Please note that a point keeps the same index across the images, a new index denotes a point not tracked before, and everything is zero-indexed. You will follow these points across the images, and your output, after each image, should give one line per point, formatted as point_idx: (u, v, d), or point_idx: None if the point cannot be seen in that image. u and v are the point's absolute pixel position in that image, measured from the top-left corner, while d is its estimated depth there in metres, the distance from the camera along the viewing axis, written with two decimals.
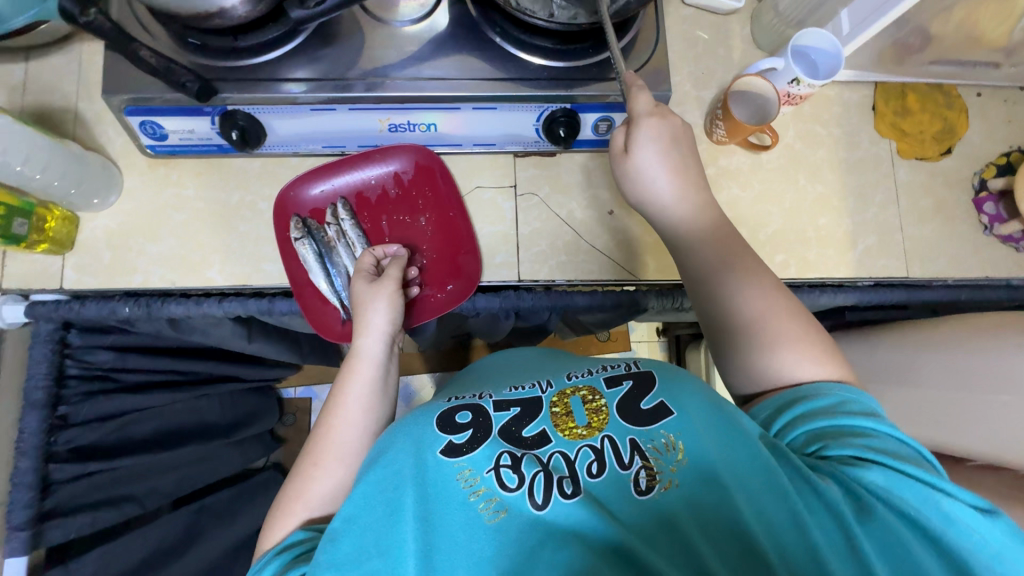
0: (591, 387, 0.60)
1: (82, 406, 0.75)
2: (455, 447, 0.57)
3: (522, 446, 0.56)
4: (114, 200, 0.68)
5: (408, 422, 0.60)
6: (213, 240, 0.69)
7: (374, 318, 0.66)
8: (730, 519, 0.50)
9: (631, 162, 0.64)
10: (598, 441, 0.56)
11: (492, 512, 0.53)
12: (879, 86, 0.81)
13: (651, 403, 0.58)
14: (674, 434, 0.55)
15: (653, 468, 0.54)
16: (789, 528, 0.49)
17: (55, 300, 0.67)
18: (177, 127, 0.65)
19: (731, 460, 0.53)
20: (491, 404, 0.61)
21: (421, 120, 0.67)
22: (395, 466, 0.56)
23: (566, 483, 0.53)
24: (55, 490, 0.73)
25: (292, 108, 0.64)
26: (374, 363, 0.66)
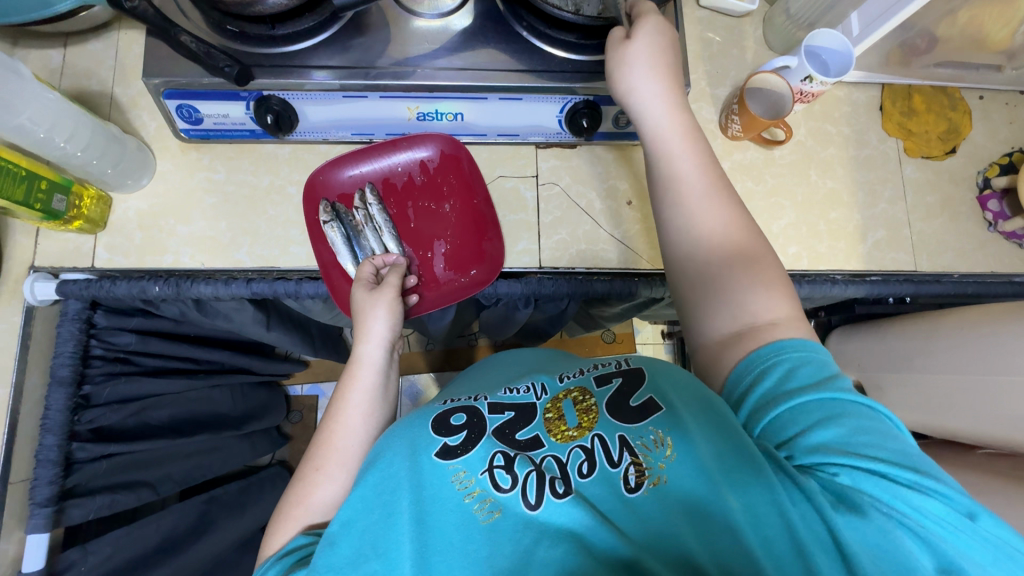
0: (582, 388, 0.63)
1: (104, 387, 0.76)
2: (450, 449, 0.58)
3: (516, 446, 0.58)
4: (145, 183, 0.70)
5: (405, 425, 0.61)
6: (242, 223, 0.70)
7: (375, 326, 0.66)
8: (718, 515, 0.51)
9: (630, 49, 0.62)
10: (588, 441, 0.57)
11: (486, 512, 0.54)
12: (887, 87, 0.84)
13: (639, 401, 0.60)
14: (663, 430, 0.56)
15: (643, 464, 0.55)
16: (771, 520, 0.49)
17: (85, 278, 0.68)
18: (213, 111, 0.66)
19: (715, 451, 0.53)
20: (486, 406, 0.62)
21: (448, 110, 0.70)
22: (391, 468, 0.57)
23: (557, 483, 0.55)
24: (77, 469, 0.73)
25: (326, 95, 0.66)
26: (375, 369, 0.66)
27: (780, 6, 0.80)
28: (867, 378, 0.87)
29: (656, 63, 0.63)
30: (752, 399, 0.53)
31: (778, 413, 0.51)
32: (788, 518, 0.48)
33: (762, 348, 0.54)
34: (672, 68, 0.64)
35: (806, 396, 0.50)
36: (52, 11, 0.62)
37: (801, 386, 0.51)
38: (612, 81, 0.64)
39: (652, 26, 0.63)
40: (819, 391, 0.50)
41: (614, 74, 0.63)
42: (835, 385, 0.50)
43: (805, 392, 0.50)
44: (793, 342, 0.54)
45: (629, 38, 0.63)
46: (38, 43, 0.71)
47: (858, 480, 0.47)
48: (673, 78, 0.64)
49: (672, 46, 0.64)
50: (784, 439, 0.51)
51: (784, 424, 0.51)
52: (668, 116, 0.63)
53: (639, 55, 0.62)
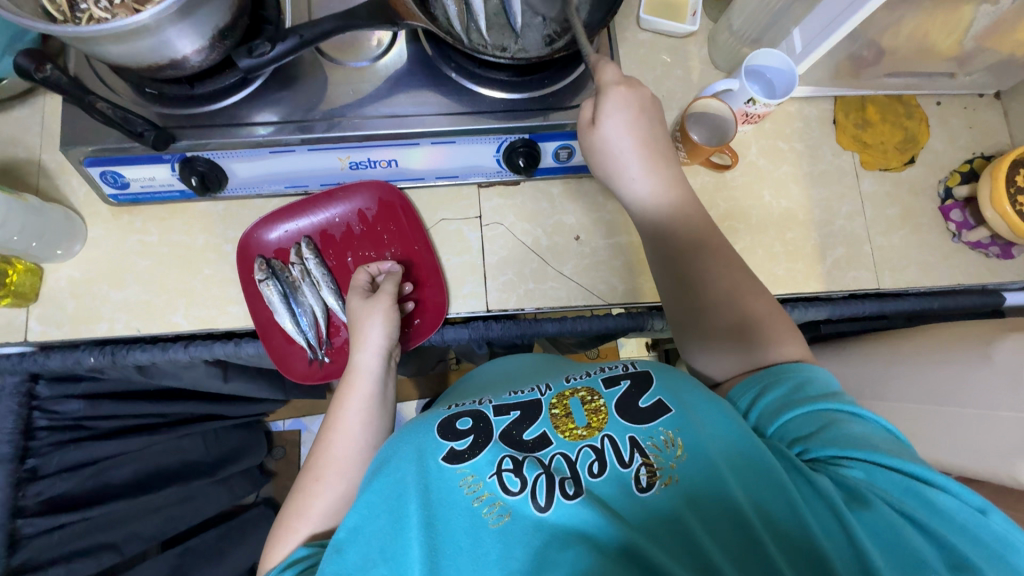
0: (590, 388, 0.59)
1: (52, 456, 0.74)
2: (456, 453, 0.55)
3: (524, 449, 0.55)
4: (77, 250, 0.68)
5: (413, 428, 0.59)
6: (178, 284, 0.69)
7: (371, 333, 0.67)
8: (727, 511, 0.49)
9: (598, 135, 0.62)
10: (598, 441, 0.54)
11: (495, 516, 0.51)
12: (838, 100, 0.82)
13: (649, 402, 0.56)
14: (673, 430, 0.53)
15: (654, 465, 0.52)
16: (781, 514, 0.48)
17: (20, 352, 0.67)
18: (137, 175, 0.65)
19: (725, 449, 0.52)
20: (491, 409, 0.59)
21: (380, 157, 0.68)
22: (400, 472, 0.55)
23: (568, 484, 0.52)
24: (24, 545, 0.71)
25: (252, 151, 0.64)
26: (371, 379, 0.66)
27: (723, 23, 0.78)
28: None
29: (624, 145, 0.63)
30: (767, 403, 0.56)
31: (787, 419, 0.54)
32: (802, 514, 0.48)
33: (776, 371, 0.57)
34: (649, 139, 0.63)
35: (818, 403, 0.53)
36: None
37: (808, 389, 0.54)
38: (594, 163, 0.65)
39: (617, 114, 0.61)
40: (820, 395, 0.54)
41: (594, 160, 0.65)
42: (837, 395, 0.54)
43: (817, 400, 0.53)
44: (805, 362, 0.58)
45: (596, 123, 0.62)
46: None
47: (866, 479, 0.48)
48: (652, 148, 0.64)
49: (642, 113, 0.62)
50: (795, 441, 0.52)
51: (796, 426, 0.53)
52: (664, 191, 0.65)
53: (618, 143, 0.63)
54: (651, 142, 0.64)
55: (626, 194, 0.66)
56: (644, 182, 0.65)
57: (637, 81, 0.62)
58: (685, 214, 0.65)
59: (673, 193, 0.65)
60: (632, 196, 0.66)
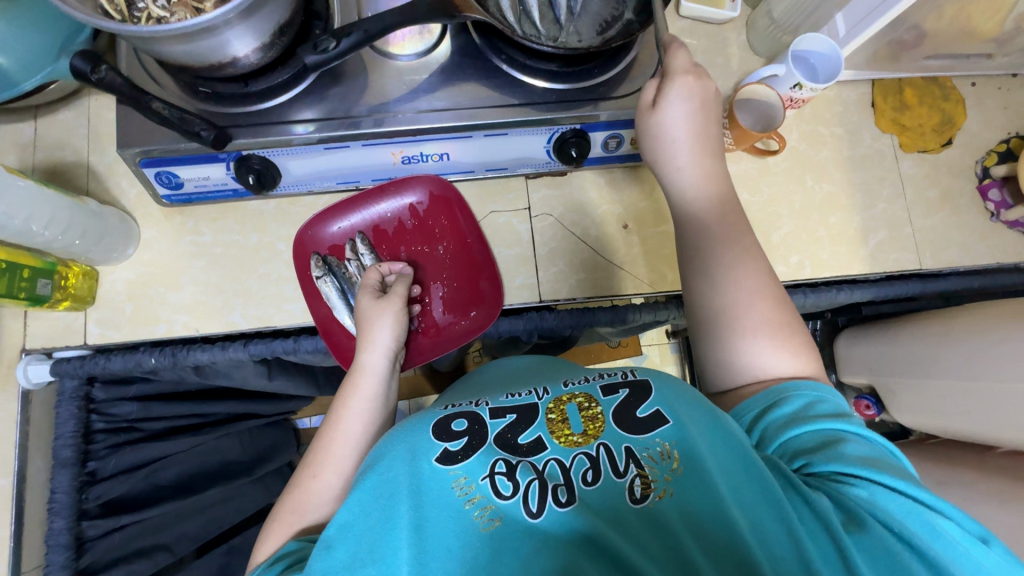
0: (587, 394, 0.55)
1: (109, 460, 0.75)
2: (450, 454, 0.52)
3: (519, 454, 0.51)
4: (132, 252, 0.68)
5: (404, 428, 0.55)
6: (233, 284, 0.69)
7: (381, 334, 0.64)
8: (724, 528, 0.46)
9: (656, 119, 0.61)
10: (593, 450, 0.51)
11: (486, 520, 0.48)
12: (876, 84, 0.83)
13: (647, 411, 0.53)
14: (670, 442, 0.50)
15: (649, 477, 0.49)
16: (778, 536, 0.46)
17: (79, 356, 0.67)
18: (193, 175, 0.64)
19: (724, 465, 0.49)
20: (486, 412, 0.55)
21: (433, 151, 0.68)
22: (389, 473, 0.51)
23: (560, 491, 0.49)
24: (89, 548, 0.73)
25: (306, 148, 0.64)
26: (376, 379, 0.63)
27: (762, 9, 0.78)
28: (880, 382, 0.86)
29: (683, 133, 0.62)
30: (771, 420, 0.53)
31: (792, 435, 0.51)
32: (801, 538, 0.45)
33: (784, 386, 0.54)
34: (702, 133, 0.63)
35: (825, 422, 0.51)
36: (18, 90, 0.60)
37: (812, 410, 0.52)
38: (645, 147, 0.64)
39: (682, 99, 0.61)
40: (826, 415, 0.51)
41: (646, 144, 0.64)
42: (845, 414, 0.52)
43: (825, 418, 0.51)
44: (810, 379, 0.55)
45: (657, 105, 0.61)
46: (7, 118, 0.69)
47: (868, 502, 0.46)
48: (708, 140, 0.63)
49: (703, 108, 0.62)
50: (796, 458, 0.50)
51: (801, 445, 0.51)
52: (704, 184, 0.64)
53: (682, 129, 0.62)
54: (704, 135, 0.63)
55: (669, 180, 0.65)
56: (689, 171, 0.63)
57: (706, 72, 0.62)
58: (725, 206, 0.64)
59: (714, 186, 0.64)
60: (676, 183, 0.65)
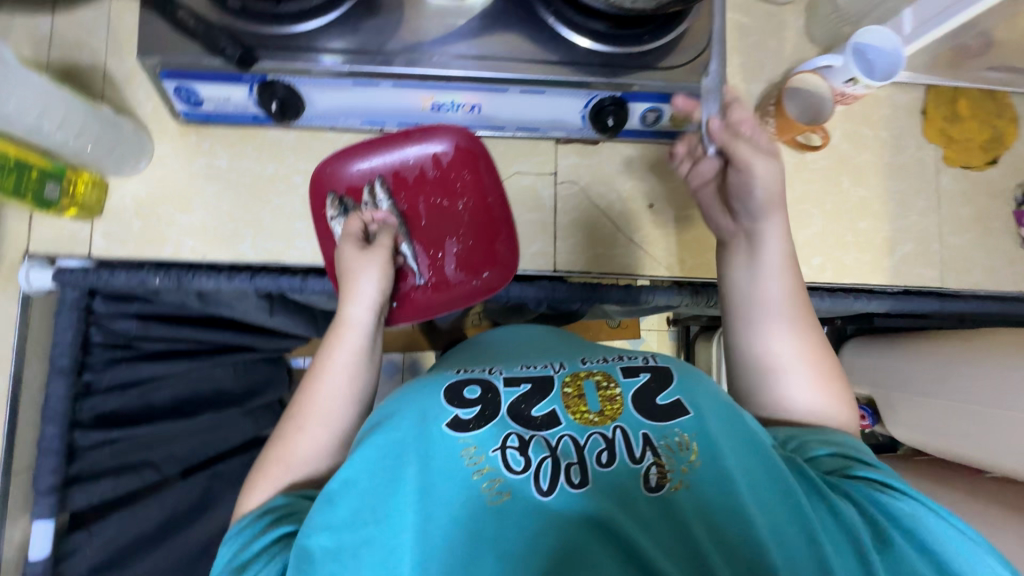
0: (607, 373, 0.55)
1: (106, 373, 0.75)
2: (462, 422, 0.52)
3: (533, 426, 0.51)
4: (143, 168, 0.66)
5: (417, 392, 0.55)
6: (245, 213, 0.67)
7: (364, 287, 0.61)
8: (738, 523, 0.45)
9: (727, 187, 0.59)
10: (609, 430, 0.50)
11: (495, 493, 0.48)
12: (930, 90, 0.79)
13: (667, 399, 0.53)
14: (690, 433, 0.50)
15: (665, 466, 0.48)
16: (798, 537, 0.45)
17: (82, 267, 0.65)
18: (213, 94, 0.61)
19: (743, 461, 0.49)
20: (501, 380, 0.55)
21: (464, 101, 0.65)
22: (400, 431, 0.52)
23: (573, 471, 0.49)
24: (80, 456, 0.73)
25: (334, 81, 0.61)
26: (362, 332, 0.60)
27: None
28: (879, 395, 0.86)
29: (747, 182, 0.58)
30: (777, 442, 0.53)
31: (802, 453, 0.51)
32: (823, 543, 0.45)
33: (799, 429, 0.55)
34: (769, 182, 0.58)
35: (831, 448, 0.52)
36: None
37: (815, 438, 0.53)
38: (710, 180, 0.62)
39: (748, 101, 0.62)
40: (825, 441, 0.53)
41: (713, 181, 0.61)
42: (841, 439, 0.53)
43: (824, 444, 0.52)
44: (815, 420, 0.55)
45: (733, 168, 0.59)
46: (23, 8, 0.65)
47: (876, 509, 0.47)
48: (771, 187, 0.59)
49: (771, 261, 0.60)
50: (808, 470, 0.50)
51: (819, 466, 0.51)
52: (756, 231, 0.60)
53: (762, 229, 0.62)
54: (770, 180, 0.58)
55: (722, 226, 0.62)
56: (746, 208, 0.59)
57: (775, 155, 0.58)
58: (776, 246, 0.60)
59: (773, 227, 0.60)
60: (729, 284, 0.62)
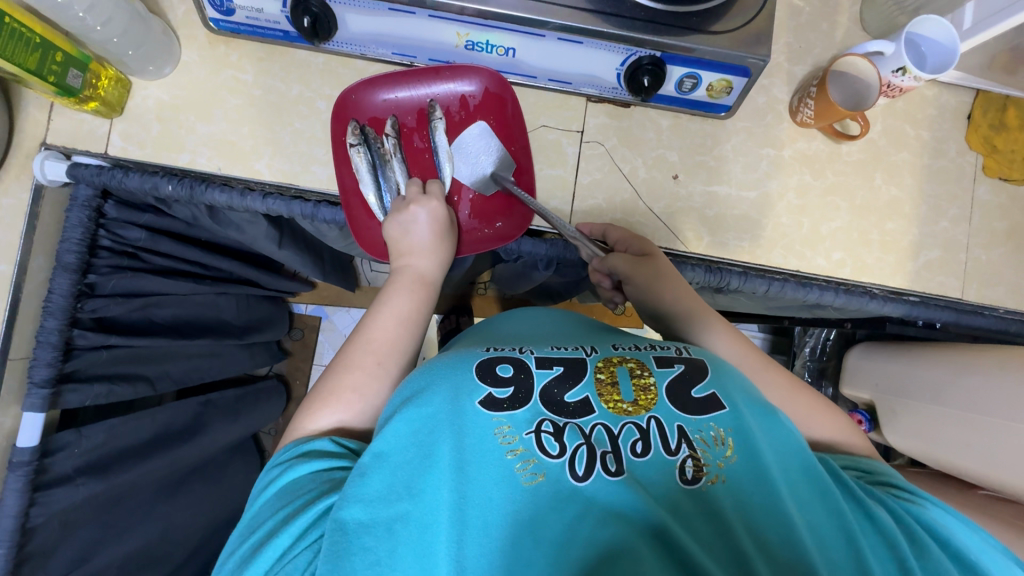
0: (640, 361, 0.53)
1: (110, 279, 0.74)
2: (495, 401, 0.49)
3: (565, 414, 0.49)
4: (168, 72, 0.65)
5: (444, 365, 0.52)
6: (265, 131, 0.66)
7: (418, 242, 0.63)
8: (780, 524, 0.44)
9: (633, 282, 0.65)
10: (644, 421, 0.48)
11: (528, 474, 0.45)
12: (981, 95, 0.76)
13: (702, 393, 0.51)
14: (726, 428, 0.48)
15: (701, 460, 0.47)
16: (838, 540, 0.45)
17: (98, 165, 0.65)
18: (246, 3, 0.60)
19: (781, 460, 0.48)
20: (533, 360, 0.52)
21: (500, 43, 0.63)
22: (430, 408, 0.49)
23: (609, 459, 0.46)
24: (77, 355, 0.72)
25: (370, 4, 0.58)
26: (418, 286, 0.62)
27: None
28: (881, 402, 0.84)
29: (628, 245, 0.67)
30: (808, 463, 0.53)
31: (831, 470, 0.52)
32: (861, 546, 0.45)
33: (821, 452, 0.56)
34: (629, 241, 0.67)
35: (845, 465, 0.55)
36: None
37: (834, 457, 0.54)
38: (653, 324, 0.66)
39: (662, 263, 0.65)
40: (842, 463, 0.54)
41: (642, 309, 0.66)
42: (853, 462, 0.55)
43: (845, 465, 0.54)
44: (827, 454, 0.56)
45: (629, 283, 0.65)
46: None
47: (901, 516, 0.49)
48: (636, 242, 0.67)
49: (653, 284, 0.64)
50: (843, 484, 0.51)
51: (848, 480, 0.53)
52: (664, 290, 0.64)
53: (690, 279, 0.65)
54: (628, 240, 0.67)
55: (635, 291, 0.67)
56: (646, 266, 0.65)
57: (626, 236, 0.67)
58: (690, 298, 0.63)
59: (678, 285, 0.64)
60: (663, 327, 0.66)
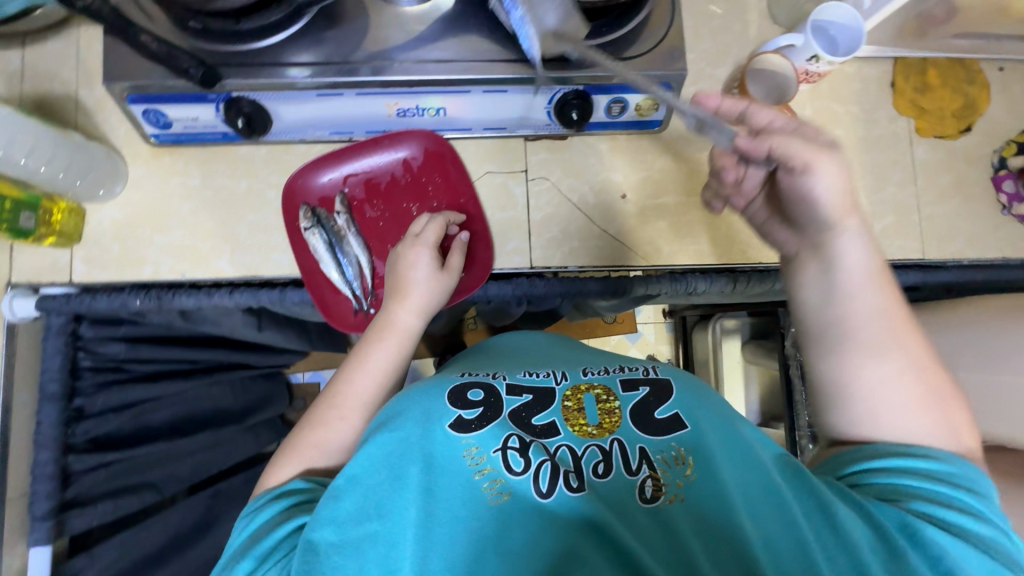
0: (607, 386, 0.55)
1: (96, 398, 0.75)
2: (463, 422, 0.52)
3: (532, 432, 0.52)
4: (119, 191, 0.67)
5: (422, 390, 0.55)
6: (221, 230, 0.68)
7: (415, 295, 0.63)
8: (732, 540, 0.45)
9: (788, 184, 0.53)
10: (607, 443, 0.51)
11: (495, 493, 0.48)
12: (899, 62, 0.79)
13: (666, 413, 0.53)
14: (687, 447, 0.50)
15: (661, 480, 0.49)
16: (792, 549, 0.45)
17: (66, 293, 0.66)
18: (181, 115, 0.63)
19: (741, 478, 0.49)
20: (504, 386, 0.55)
21: (430, 105, 0.66)
22: (403, 435, 0.51)
23: (571, 477, 0.49)
24: (75, 481, 0.74)
25: (298, 94, 0.61)
26: (409, 340, 0.62)
27: None
28: None
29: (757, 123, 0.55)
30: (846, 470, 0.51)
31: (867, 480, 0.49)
32: (814, 556, 0.45)
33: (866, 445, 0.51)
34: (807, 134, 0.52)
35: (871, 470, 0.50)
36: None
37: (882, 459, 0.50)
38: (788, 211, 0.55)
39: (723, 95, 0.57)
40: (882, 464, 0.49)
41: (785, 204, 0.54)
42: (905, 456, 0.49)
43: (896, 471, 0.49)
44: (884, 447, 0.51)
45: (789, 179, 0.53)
46: None
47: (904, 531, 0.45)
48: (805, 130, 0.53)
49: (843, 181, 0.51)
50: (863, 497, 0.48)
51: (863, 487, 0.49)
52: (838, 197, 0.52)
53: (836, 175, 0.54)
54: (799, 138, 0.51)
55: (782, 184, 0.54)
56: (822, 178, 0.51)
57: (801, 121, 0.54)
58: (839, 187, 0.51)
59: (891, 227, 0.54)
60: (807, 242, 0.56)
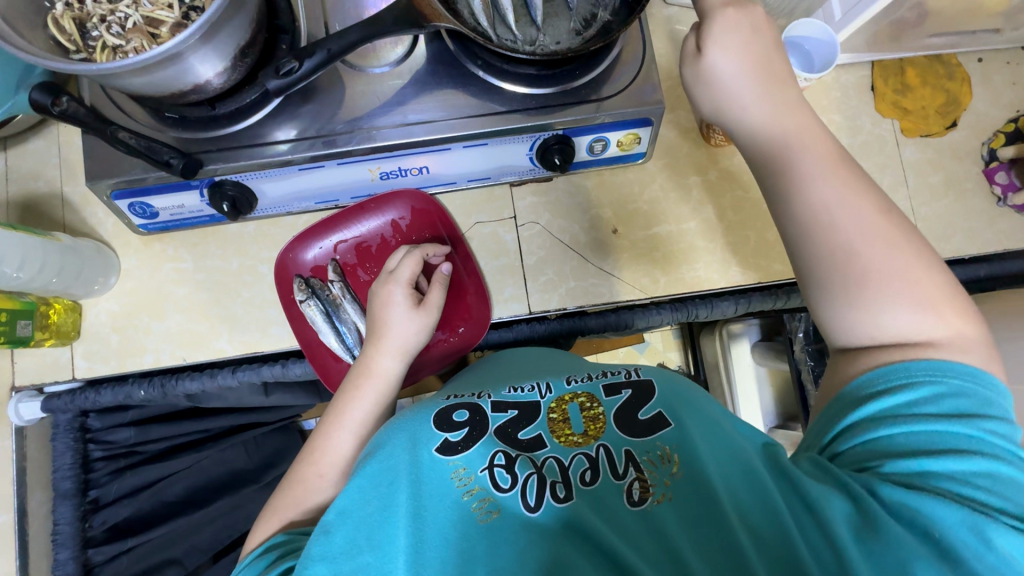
0: (590, 393, 0.56)
1: (111, 486, 0.77)
2: (451, 445, 0.52)
3: (518, 447, 0.52)
4: (114, 282, 0.67)
5: (408, 418, 0.56)
6: (217, 311, 0.68)
7: (393, 338, 0.65)
8: (716, 533, 0.45)
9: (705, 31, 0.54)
10: (593, 450, 0.51)
11: (484, 512, 0.48)
12: (875, 66, 0.79)
13: (649, 414, 0.54)
14: (671, 446, 0.51)
15: (648, 481, 0.49)
16: (771, 531, 0.45)
17: (70, 390, 0.68)
18: (166, 204, 0.63)
19: (723, 469, 0.49)
20: (489, 404, 0.56)
21: (412, 165, 0.65)
22: (391, 461, 0.51)
23: (558, 487, 0.49)
24: (98, 571, 0.76)
25: (281, 170, 0.61)
26: (389, 382, 0.64)
27: None
28: None
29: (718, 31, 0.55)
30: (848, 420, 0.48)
31: (877, 435, 0.46)
32: (796, 540, 0.44)
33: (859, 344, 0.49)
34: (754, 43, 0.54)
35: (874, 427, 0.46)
36: None
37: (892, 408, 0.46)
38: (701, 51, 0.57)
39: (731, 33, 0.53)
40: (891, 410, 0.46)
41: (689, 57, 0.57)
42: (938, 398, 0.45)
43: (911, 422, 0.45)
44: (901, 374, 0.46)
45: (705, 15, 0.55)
46: None
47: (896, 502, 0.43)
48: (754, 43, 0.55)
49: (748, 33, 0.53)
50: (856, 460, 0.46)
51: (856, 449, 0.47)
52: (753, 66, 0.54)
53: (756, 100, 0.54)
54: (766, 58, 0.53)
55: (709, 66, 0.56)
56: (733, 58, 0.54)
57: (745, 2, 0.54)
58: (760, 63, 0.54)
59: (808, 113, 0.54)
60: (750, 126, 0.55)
